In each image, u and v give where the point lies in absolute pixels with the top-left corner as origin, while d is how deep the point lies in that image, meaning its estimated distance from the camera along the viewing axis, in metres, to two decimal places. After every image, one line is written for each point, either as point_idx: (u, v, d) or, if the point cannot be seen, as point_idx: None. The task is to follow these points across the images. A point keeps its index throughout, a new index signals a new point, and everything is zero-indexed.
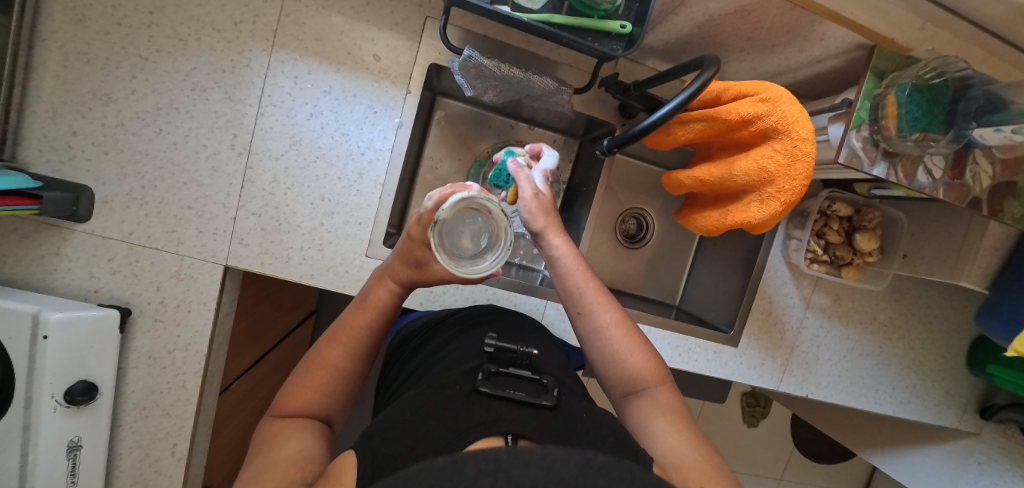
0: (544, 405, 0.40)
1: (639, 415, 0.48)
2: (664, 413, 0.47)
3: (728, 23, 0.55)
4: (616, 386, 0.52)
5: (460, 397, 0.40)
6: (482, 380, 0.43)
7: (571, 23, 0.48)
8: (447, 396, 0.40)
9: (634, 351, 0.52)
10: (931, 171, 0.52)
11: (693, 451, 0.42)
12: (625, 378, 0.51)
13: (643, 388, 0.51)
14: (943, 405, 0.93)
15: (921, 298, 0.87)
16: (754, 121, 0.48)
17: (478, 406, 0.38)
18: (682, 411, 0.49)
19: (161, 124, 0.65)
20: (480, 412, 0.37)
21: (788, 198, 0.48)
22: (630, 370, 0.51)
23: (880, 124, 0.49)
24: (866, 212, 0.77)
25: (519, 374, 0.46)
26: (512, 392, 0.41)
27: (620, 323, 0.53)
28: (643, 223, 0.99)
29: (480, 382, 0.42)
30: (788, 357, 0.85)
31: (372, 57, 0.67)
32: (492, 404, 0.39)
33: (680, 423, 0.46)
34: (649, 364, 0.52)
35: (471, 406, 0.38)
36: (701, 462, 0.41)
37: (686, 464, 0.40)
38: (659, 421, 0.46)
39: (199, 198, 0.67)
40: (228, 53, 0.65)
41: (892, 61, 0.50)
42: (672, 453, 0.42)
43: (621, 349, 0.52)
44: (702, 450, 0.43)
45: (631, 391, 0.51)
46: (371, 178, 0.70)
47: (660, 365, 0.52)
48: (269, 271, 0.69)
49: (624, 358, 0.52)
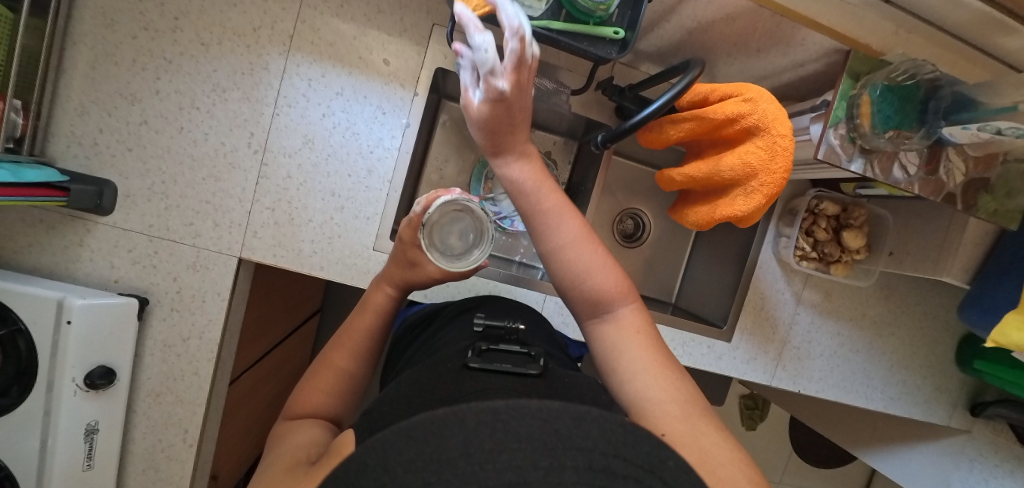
0: (530, 373, 0.44)
1: (606, 341, 0.49)
2: (631, 345, 0.48)
3: (716, 29, 0.59)
4: (581, 309, 0.52)
5: (451, 372, 0.44)
6: (472, 356, 0.46)
7: (568, 28, 0.52)
8: (440, 372, 0.44)
9: (596, 273, 0.51)
10: (906, 166, 0.55)
11: (662, 391, 0.43)
12: (588, 302, 0.51)
13: (606, 312, 0.50)
14: (933, 401, 0.95)
15: (910, 295, 0.90)
16: (738, 119, 0.52)
17: (468, 377, 0.42)
18: (648, 332, 0.50)
19: (182, 122, 0.69)
20: (472, 382, 0.41)
21: (770, 191, 0.52)
22: (593, 293, 0.50)
23: (856, 122, 0.53)
24: (853, 210, 0.80)
25: (508, 348, 0.50)
26: (500, 364, 0.45)
27: (580, 239, 0.51)
28: (641, 222, 1.02)
29: (469, 359, 0.45)
30: (780, 352, 0.87)
31: (382, 60, 0.71)
32: (481, 377, 0.42)
33: (646, 351, 0.47)
34: (612, 282, 0.51)
35: (462, 379, 0.42)
36: (668, 403, 0.42)
37: (654, 409, 0.42)
38: (624, 359, 0.47)
39: (217, 193, 0.71)
40: (248, 57, 0.69)
41: (867, 63, 0.54)
42: (639, 397, 0.43)
43: (581, 268, 0.50)
44: (667, 382, 0.44)
45: (596, 314, 0.51)
46: (380, 174, 0.73)
47: (624, 280, 0.52)
48: (281, 263, 0.73)
49: (585, 278, 0.50)
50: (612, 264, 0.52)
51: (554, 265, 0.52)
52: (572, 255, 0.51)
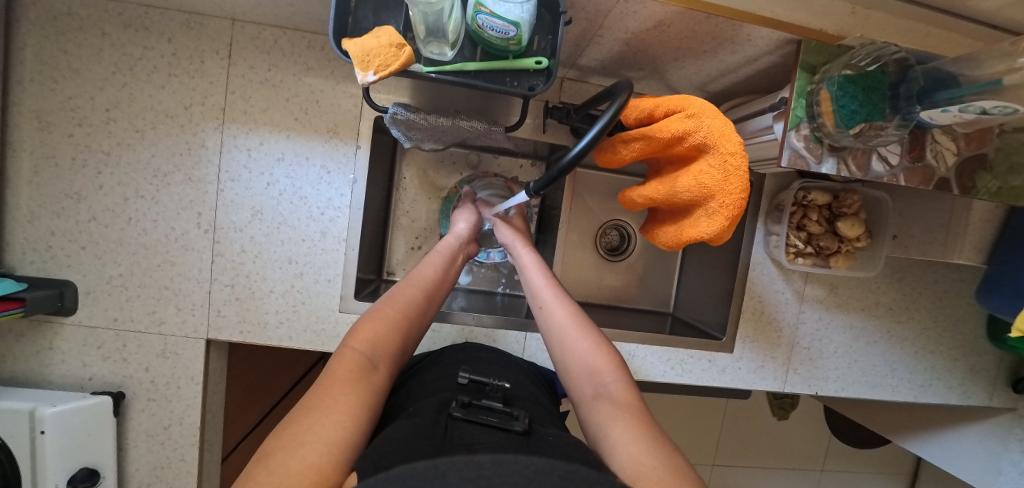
0: (515, 430, 0.40)
1: (595, 412, 0.46)
2: (621, 416, 0.43)
3: (653, 37, 0.54)
4: (576, 381, 0.51)
5: (435, 424, 0.40)
6: (455, 407, 0.43)
7: (485, 68, 0.48)
8: (423, 423, 0.40)
9: (591, 345, 0.54)
10: (886, 158, 0.50)
11: (651, 458, 0.37)
12: (585, 372, 0.51)
13: (598, 385, 0.49)
14: (969, 383, 0.87)
15: (926, 275, 0.82)
16: (685, 137, 0.47)
17: (455, 430, 0.39)
18: (642, 411, 0.45)
19: (130, 212, 0.68)
20: (459, 435, 0.38)
21: (731, 212, 0.47)
22: (589, 363, 0.52)
23: (818, 121, 0.47)
24: (845, 197, 0.72)
25: (491, 402, 0.45)
26: (485, 417, 0.41)
27: (578, 319, 0.57)
28: (625, 233, 0.96)
29: (453, 409, 0.42)
30: (789, 356, 0.81)
31: (319, 117, 0.69)
32: (466, 429, 0.39)
33: (636, 423, 0.42)
34: (607, 360, 0.52)
35: (449, 432, 0.38)
36: (659, 471, 0.36)
37: (646, 473, 0.36)
38: (614, 427, 0.42)
39: (174, 277, 0.69)
40: (184, 136, 0.68)
41: (823, 53, 0.49)
42: (630, 461, 0.37)
43: (579, 341, 0.54)
44: (661, 451, 0.39)
45: (589, 386, 0.50)
46: (334, 234, 0.71)
47: (618, 360, 0.52)
48: (249, 338, 0.71)
49: (580, 354, 0.53)
50: (607, 345, 0.55)
51: (556, 338, 0.56)
52: (571, 331, 0.56)
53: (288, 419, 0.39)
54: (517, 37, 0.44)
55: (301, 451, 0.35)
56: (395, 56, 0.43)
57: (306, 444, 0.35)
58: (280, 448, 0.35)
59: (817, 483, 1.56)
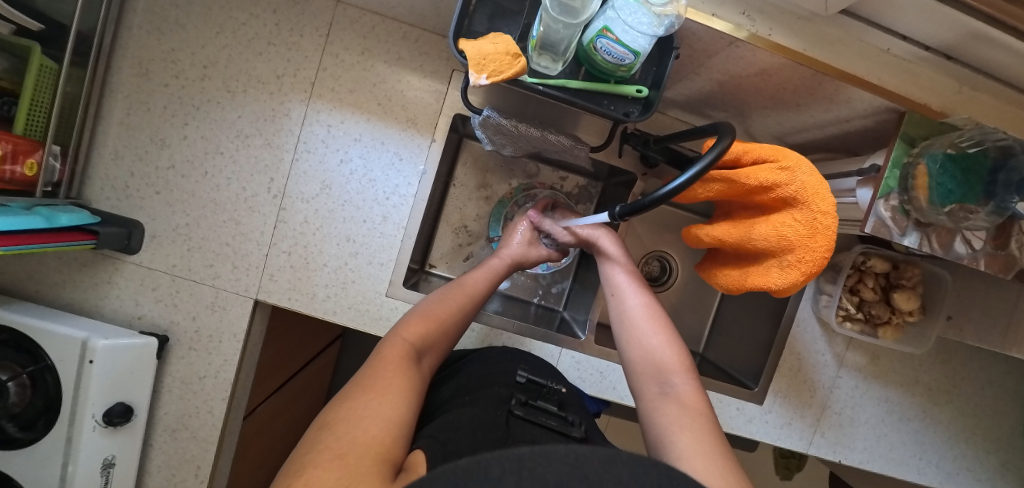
0: (573, 436, 0.41)
1: (663, 412, 0.47)
2: (687, 424, 0.44)
3: (749, 84, 0.55)
4: (644, 378, 0.53)
5: (497, 418, 0.41)
6: (515, 405, 0.44)
7: (587, 88, 0.49)
8: (485, 414, 0.41)
9: (663, 342, 0.55)
10: (970, 241, 0.49)
11: (719, 476, 0.38)
12: (653, 369, 0.53)
13: (666, 385, 0.50)
14: (999, 479, 0.84)
15: (971, 362, 0.80)
16: (774, 188, 0.47)
17: (518, 427, 0.40)
18: (709, 418, 0.46)
19: (207, 167, 0.71)
20: (521, 431, 0.39)
21: (809, 268, 0.47)
22: (656, 360, 0.53)
23: (910, 194, 0.47)
24: (905, 269, 0.71)
25: (547, 405, 0.46)
26: (544, 419, 0.43)
27: (653, 313, 0.59)
28: (667, 265, 0.96)
29: (513, 406, 0.43)
30: (819, 418, 0.80)
31: (400, 106, 0.71)
32: (529, 428, 0.40)
33: (703, 432, 0.43)
34: (677, 359, 0.53)
35: (512, 428, 0.39)
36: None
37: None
38: (682, 434, 0.43)
39: (237, 236, 0.72)
40: (271, 103, 0.70)
41: (925, 127, 0.48)
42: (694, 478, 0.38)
43: (649, 336, 0.56)
44: (726, 465, 0.39)
45: (658, 383, 0.51)
46: (394, 221, 0.72)
47: (688, 363, 0.53)
48: (295, 306, 0.73)
49: (651, 347, 0.55)
50: (678, 344, 0.55)
51: (626, 330, 0.58)
52: (643, 324, 0.57)
53: (331, 408, 0.39)
54: (630, 64, 0.45)
55: (361, 424, 0.35)
56: (509, 64, 0.45)
57: (365, 419, 0.36)
58: (335, 421, 0.36)
59: None
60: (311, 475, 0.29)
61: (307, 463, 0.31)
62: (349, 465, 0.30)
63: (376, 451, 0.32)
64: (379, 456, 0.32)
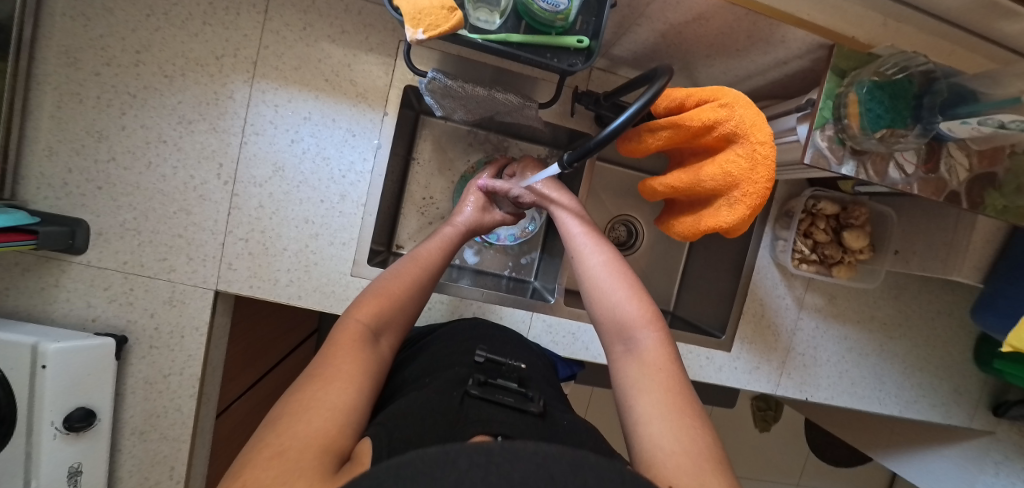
0: (530, 411, 0.41)
1: (627, 373, 0.48)
2: (648, 386, 0.45)
3: (690, 31, 0.55)
4: (612, 336, 0.54)
5: (453, 400, 0.41)
6: (472, 385, 0.44)
7: (528, 41, 0.49)
8: (441, 398, 0.41)
9: (626, 298, 0.55)
10: (903, 166, 0.52)
11: (671, 441, 0.39)
12: (617, 328, 0.54)
13: (632, 342, 0.51)
14: (953, 404, 0.90)
15: (921, 295, 0.85)
16: (715, 126, 0.49)
17: (472, 407, 0.39)
18: (672, 373, 0.47)
19: (150, 157, 0.68)
20: (474, 412, 0.38)
21: (753, 202, 0.49)
22: (620, 318, 0.54)
23: (844, 123, 0.49)
24: (853, 209, 0.75)
25: (506, 383, 0.46)
26: (501, 396, 0.42)
27: (614, 268, 0.59)
28: (633, 229, 0.97)
29: (470, 385, 0.43)
30: (784, 360, 0.83)
31: (349, 82, 0.69)
32: (484, 407, 0.40)
33: (664, 394, 0.44)
34: (642, 313, 0.54)
35: (465, 409, 0.39)
36: (677, 456, 0.37)
37: (660, 459, 0.37)
38: (641, 398, 0.44)
39: (189, 226, 0.69)
40: (212, 86, 0.68)
41: (853, 59, 0.50)
42: (649, 442, 0.39)
43: (614, 292, 0.56)
44: (683, 425, 0.40)
45: (624, 341, 0.52)
46: (353, 199, 0.71)
47: (653, 315, 0.54)
48: (258, 294, 0.71)
49: (615, 305, 0.55)
50: (644, 297, 0.56)
51: (590, 289, 0.58)
52: (606, 281, 0.58)
53: (283, 398, 0.38)
54: (566, 10, 0.46)
55: (304, 416, 0.35)
56: (445, 18, 0.44)
57: (309, 410, 0.36)
58: (281, 416, 0.36)
59: None
60: (251, 475, 0.29)
61: (253, 458, 0.31)
62: (287, 463, 0.30)
63: (318, 444, 0.32)
64: (322, 449, 0.32)
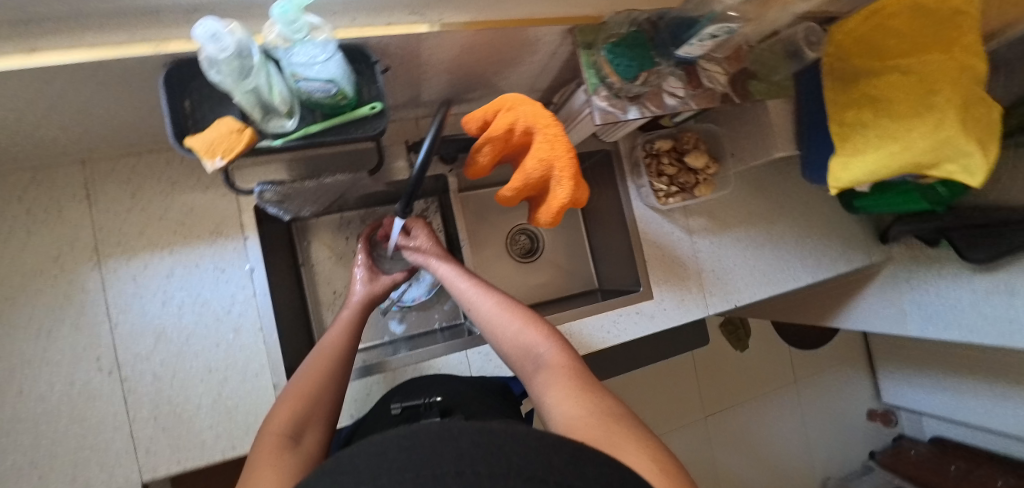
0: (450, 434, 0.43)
1: (534, 379, 0.54)
2: (553, 380, 0.51)
3: (466, 61, 0.63)
4: (513, 352, 0.59)
5: None
6: None
7: (328, 126, 0.53)
8: None
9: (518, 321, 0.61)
10: (674, 93, 0.61)
11: (581, 413, 0.45)
12: (515, 343, 0.59)
13: (530, 350, 0.57)
14: (848, 251, 1.02)
15: (775, 179, 0.97)
16: (512, 128, 0.56)
17: None
18: (568, 361, 0.54)
19: (18, 383, 0.63)
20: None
21: (571, 172, 0.56)
22: (515, 335, 0.59)
23: (609, 82, 0.58)
24: (683, 137, 0.86)
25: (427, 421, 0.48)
26: None
27: (497, 297, 0.65)
28: (533, 233, 1.03)
29: None
30: (700, 283, 0.90)
31: (199, 223, 0.70)
32: None
33: (567, 380, 0.51)
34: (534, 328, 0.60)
35: None
36: (588, 421, 0.44)
37: (576, 428, 0.43)
38: (550, 392, 0.50)
39: (87, 433, 0.64)
40: (57, 286, 0.65)
41: (592, 33, 0.59)
42: (565, 421, 0.45)
43: (506, 321, 0.61)
44: (588, 397, 0.47)
45: (524, 352, 0.58)
46: (249, 327, 0.71)
47: (541, 323, 0.61)
48: (190, 464, 0.67)
49: (507, 327, 0.61)
50: (527, 312, 0.63)
51: (483, 322, 0.63)
52: (498, 315, 0.63)
53: None
54: (340, 90, 0.50)
55: None
56: (237, 140, 0.48)
57: None
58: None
59: (803, 395, 1.63)
60: None
61: None
62: None
63: None
64: None
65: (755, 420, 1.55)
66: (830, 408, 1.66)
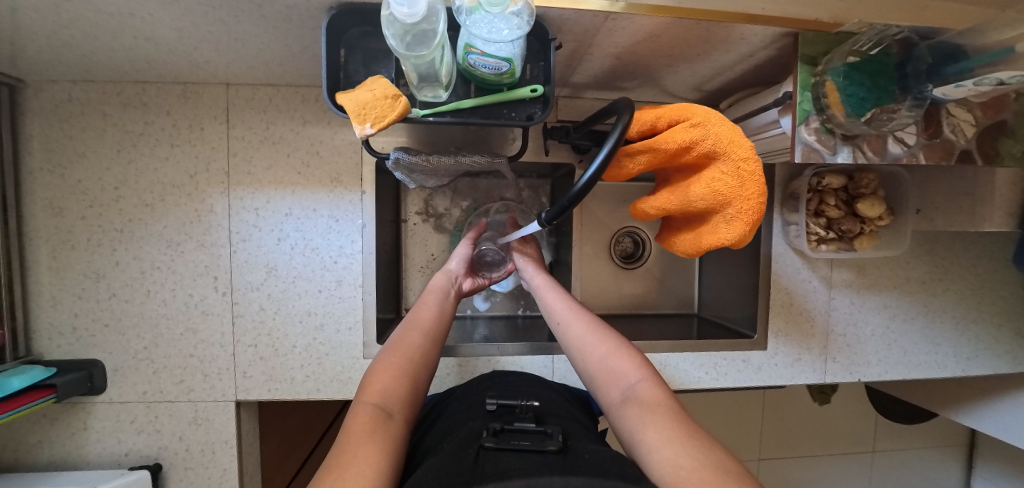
0: (550, 450, 0.42)
1: (627, 414, 0.47)
2: (653, 420, 0.44)
3: (643, 50, 0.53)
4: (604, 385, 0.52)
5: (469, 455, 0.42)
6: (487, 436, 0.45)
7: (480, 104, 0.47)
8: (458, 456, 0.42)
9: (611, 350, 0.54)
10: (903, 139, 0.48)
11: (690, 461, 0.38)
12: (608, 374, 0.52)
13: (626, 387, 0.50)
14: (1019, 349, 0.83)
15: (956, 245, 0.79)
16: (692, 147, 0.47)
17: (488, 458, 0.40)
18: (672, 407, 0.46)
19: (148, 285, 0.69)
20: (492, 464, 0.39)
21: (751, 217, 0.47)
22: (611, 367, 0.53)
23: (827, 113, 0.47)
24: (861, 177, 0.69)
25: (524, 425, 0.48)
26: (518, 442, 0.44)
27: (593, 325, 0.59)
28: (639, 239, 0.94)
29: (484, 438, 0.44)
30: (825, 345, 0.78)
31: (321, 168, 0.69)
32: (502, 455, 0.41)
33: (672, 426, 0.43)
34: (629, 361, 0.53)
35: (482, 461, 0.40)
36: (699, 472, 0.36)
37: (684, 478, 0.36)
38: (648, 430, 0.43)
39: (198, 343, 0.70)
40: (192, 204, 0.68)
41: (822, 43, 0.46)
42: (670, 467, 0.38)
43: (598, 346, 0.55)
44: (699, 448, 0.39)
45: (618, 386, 0.50)
46: (349, 282, 0.71)
47: (641, 360, 0.53)
48: (278, 395, 0.71)
49: (602, 355, 0.54)
50: (625, 345, 0.56)
51: (574, 346, 0.58)
52: (590, 339, 0.57)
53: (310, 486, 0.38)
54: (509, 70, 0.44)
55: None
56: (391, 107, 0.43)
57: None
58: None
59: (873, 467, 1.47)
60: None
61: None
62: None
63: None
64: None
65: (811, 478, 1.43)
66: None
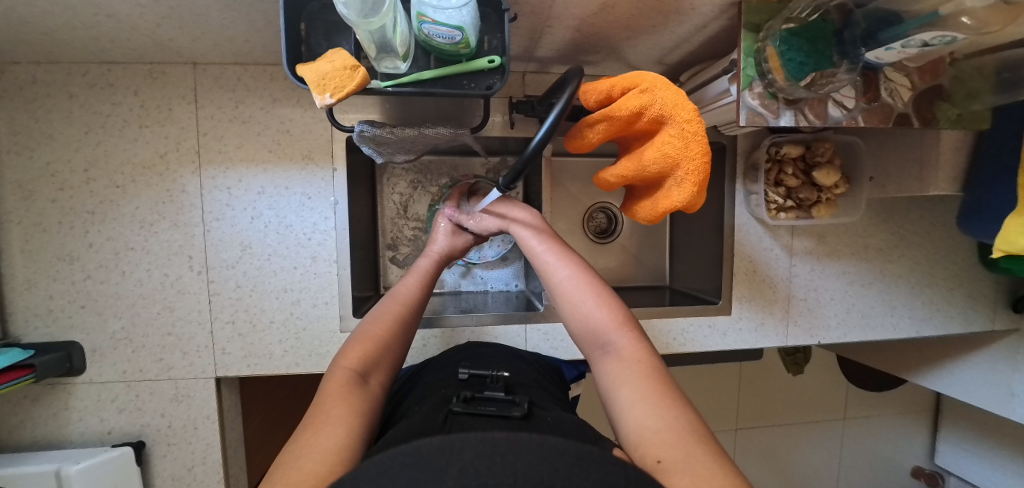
0: (515, 415, 0.43)
1: (608, 373, 0.49)
2: (629, 378, 0.46)
3: (600, 21, 0.54)
4: (589, 342, 0.54)
5: (438, 418, 0.43)
6: (457, 402, 0.46)
7: (440, 75, 0.49)
8: (426, 419, 0.43)
9: (596, 304, 0.55)
10: (843, 103, 0.51)
11: (656, 419, 0.41)
12: (593, 334, 0.53)
13: (608, 343, 0.52)
14: (970, 311, 0.88)
15: (910, 213, 0.83)
16: (642, 112, 0.49)
17: (456, 422, 0.41)
18: (651, 364, 0.48)
19: (123, 266, 0.69)
20: (459, 426, 0.40)
21: (698, 178, 0.49)
22: (595, 325, 0.54)
23: (769, 78, 0.49)
24: (817, 146, 0.72)
25: (494, 393, 0.48)
26: (486, 407, 0.45)
27: (581, 278, 0.58)
28: (612, 214, 0.97)
29: (454, 404, 0.45)
30: (787, 310, 0.82)
31: (293, 146, 0.70)
32: (468, 419, 0.42)
33: (644, 383, 0.45)
34: (613, 317, 0.54)
35: (449, 424, 0.41)
36: (661, 431, 0.39)
37: (647, 437, 0.39)
38: (622, 388, 0.46)
39: (176, 321, 0.71)
40: (164, 184, 0.69)
41: (765, 11, 0.49)
42: (637, 426, 0.41)
43: (583, 303, 0.55)
44: (668, 407, 0.42)
45: (600, 344, 0.52)
46: (325, 257, 0.72)
47: (625, 316, 0.54)
48: (258, 370, 0.72)
49: (588, 311, 0.55)
50: (611, 301, 0.56)
51: (562, 303, 0.58)
52: (575, 294, 0.57)
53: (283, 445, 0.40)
54: (464, 40, 0.45)
55: (298, 462, 0.36)
56: (350, 77, 0.45)
57: (301, 456, 0.37)
58: (283, 462, 0.37)
59: (844, 433, 1.53)
60: None
61: None
62: None
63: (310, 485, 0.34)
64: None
65: (785, 445, 1.49)
66: (870, 454, 1.56)
